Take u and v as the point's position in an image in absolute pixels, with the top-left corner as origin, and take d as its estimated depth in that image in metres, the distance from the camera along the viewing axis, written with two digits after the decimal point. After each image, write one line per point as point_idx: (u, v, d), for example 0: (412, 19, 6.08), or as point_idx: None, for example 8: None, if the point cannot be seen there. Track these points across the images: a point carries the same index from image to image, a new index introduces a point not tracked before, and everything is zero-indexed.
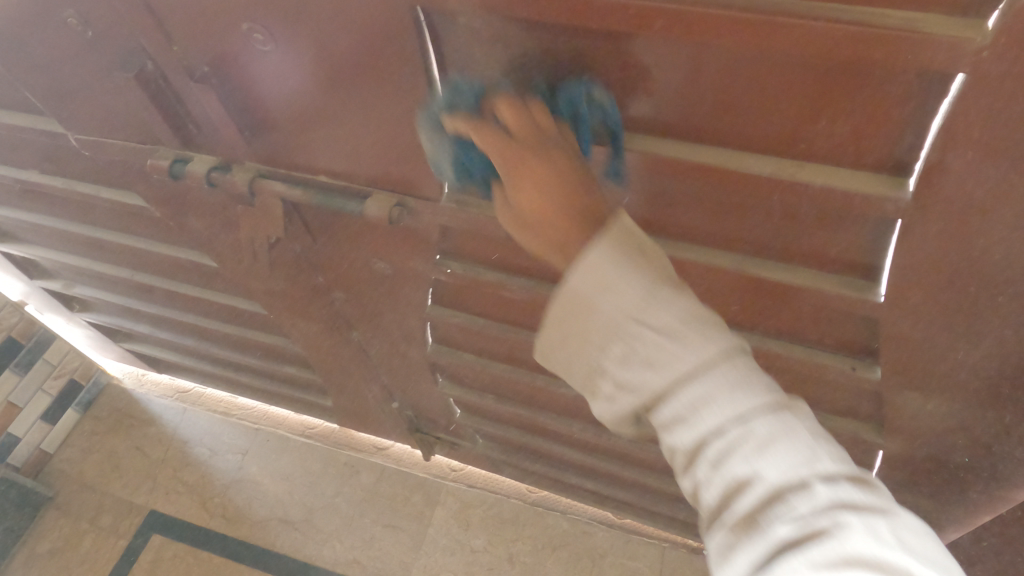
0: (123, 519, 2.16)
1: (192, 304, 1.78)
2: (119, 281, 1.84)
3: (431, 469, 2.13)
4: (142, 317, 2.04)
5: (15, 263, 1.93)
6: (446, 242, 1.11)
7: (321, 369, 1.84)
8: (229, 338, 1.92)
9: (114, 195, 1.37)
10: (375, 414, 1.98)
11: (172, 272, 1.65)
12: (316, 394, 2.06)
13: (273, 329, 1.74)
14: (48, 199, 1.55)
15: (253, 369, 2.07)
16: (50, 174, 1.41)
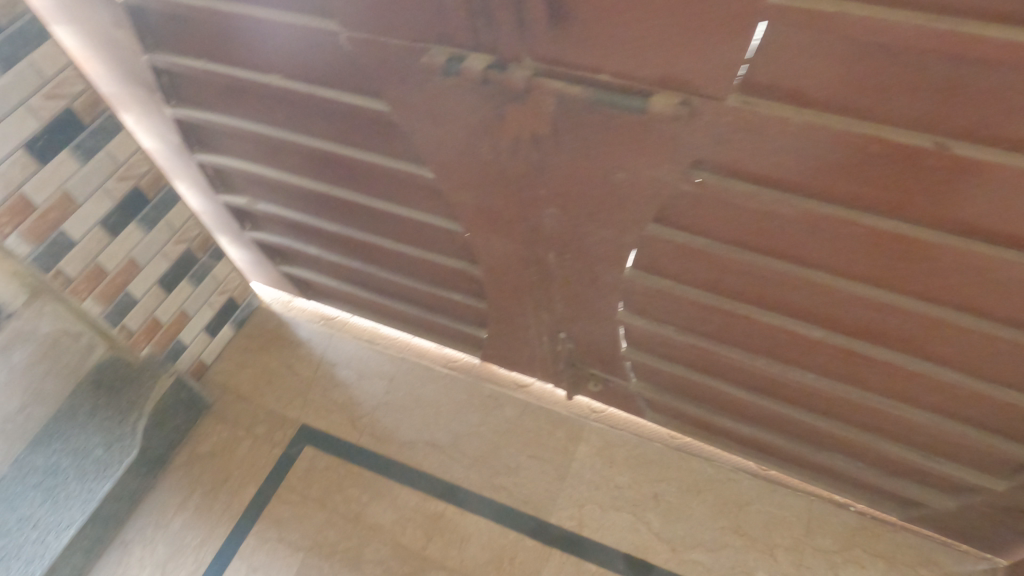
0: (277, 430, 2.28)
1: (381, 223, 1.88)
2: (310, 198, 1.94)
3: (573, 408, 2.21)
4: (316, 237, 2.15)
5: (208, 176, 2.05)
6: (710, 153, 1.15)
7: (493, 296, 1.91)
8: (402, 261, 2.02)
9: (358, 99, 1.45)
10: (533, 346, 2.06)
11: (374, 188, 1.74)
12: (477, 321, 2.14)
13: (458, 250, 1.81)
14: (272, 107, 1.64)
15: (412, 296, 2.18)
16: (293, 79, 1.51)
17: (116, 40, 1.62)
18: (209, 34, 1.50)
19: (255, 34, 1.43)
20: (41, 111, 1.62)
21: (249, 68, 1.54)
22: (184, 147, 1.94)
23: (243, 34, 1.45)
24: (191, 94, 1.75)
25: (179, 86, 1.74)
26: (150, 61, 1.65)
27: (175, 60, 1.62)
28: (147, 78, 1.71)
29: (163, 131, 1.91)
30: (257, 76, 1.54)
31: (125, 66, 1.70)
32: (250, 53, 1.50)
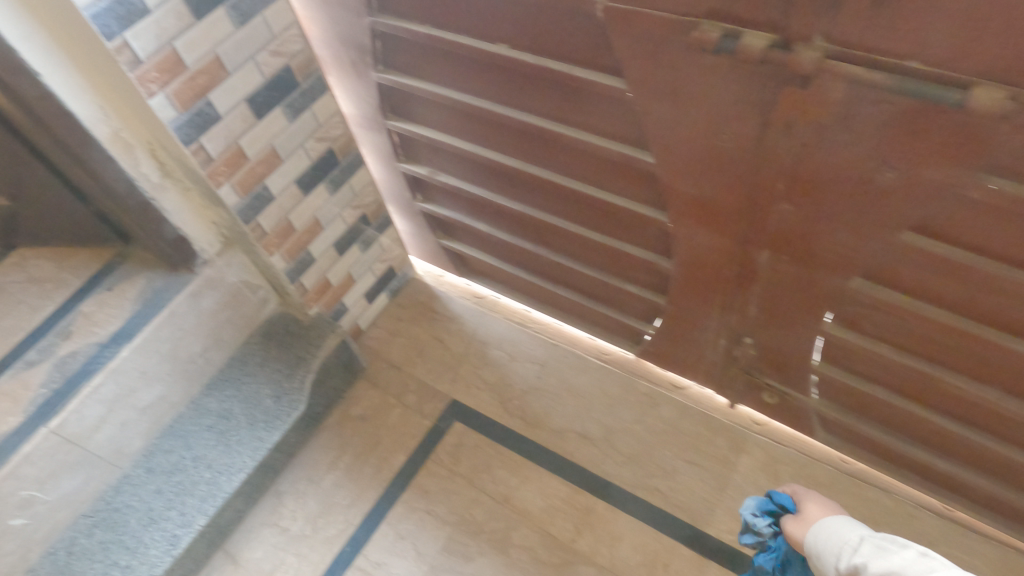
0: (427, 402, 2.29)
1: (570, 206, 1.84)
2: (497, 173, 1.92)
3: (734, 417, 2.11)
4: (489, 214, 2.13)
5: (395, 142, 2.08)
6: (1019, 159, 1.03)
7: (677, 291, 1.84)
8: (580, 246, 1.98)
9: (596, 76, 1.39)
10: (707, 347, 1.97)
11: (575, 168, 1.69)
12: (649, 313, 2.07)
13: (652, 240, 1.75)
14: (488, 78, 1.61)
15: (580, 283, 2.14)
16: (522, 49, 1.47)
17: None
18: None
19: (496, 1, 1.40)
20: (265, 67, 1.68)
21: (476, 36, 1.51)
22: (379, 111, 1.96)
23: (481, 1, 1.42)
24: (401, 59, 1.74)
25: (392, 50, 1.74)
26: (372, 23, 1.66)
27: (398, 23, 1.61)
28: (363, 40, 1.73)
29: (363, 94, 1.93)
30: (485, 44, 1.51)
31: (345, 27, 1.72)
32: (482, 21, 1.47)
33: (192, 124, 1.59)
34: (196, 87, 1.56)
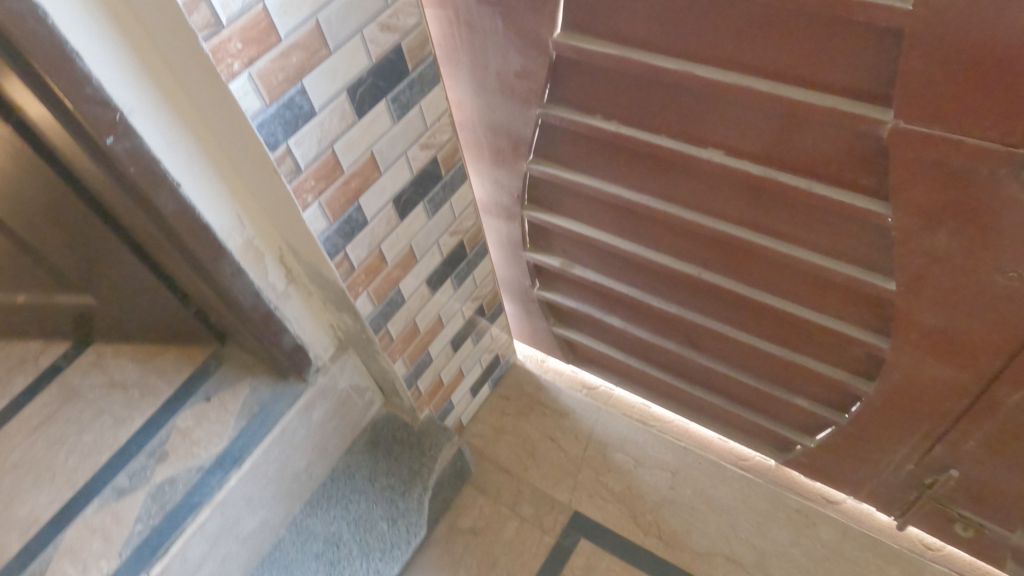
0: (547, 514, 2.04)
1: (744, 314, 1.62)
2: (655, 273, 1.70)
3: (902, 541, 1.89)
4: (628, 310, 1.90)
5: (526, 231, 1.85)
6: None
7: (870, 414, 1.61)
8: (744, 354, 1.75)
9: (850, 198, 1.18)
10: (885, 469, 1.75)
11: (768, 281, 1.47)
12: (812, 426, 1.84)
13: (851, 359, 1.53)
14: (683, 181, 1.38)
15: (728, 388, 1.92)
16: (745, 157, 1.25)
17: (512, 88, 1.42)
18: (650, 97, 1.26)
19: (728, 105, 1.18)
20: (415, 161, 1.47)
21: (682, 137, 1.30)
22: (518, 200, 1.74)
23: (706, 104, 1.20)
24: (566, 150, 1.53)
25: (555, 141, 1.52)
26: (540, 114, 1.44)
27: (577, 117, 1.39)
28: (522, 130, 1.51)
29: (504, 182, 1.71)
30: (695, 149, 1.29)
31: (503, 114, 1.50)
32: (697, 124, 1.25)
33: (340, 232, 1.36)
34: (349, 191, 1.33)
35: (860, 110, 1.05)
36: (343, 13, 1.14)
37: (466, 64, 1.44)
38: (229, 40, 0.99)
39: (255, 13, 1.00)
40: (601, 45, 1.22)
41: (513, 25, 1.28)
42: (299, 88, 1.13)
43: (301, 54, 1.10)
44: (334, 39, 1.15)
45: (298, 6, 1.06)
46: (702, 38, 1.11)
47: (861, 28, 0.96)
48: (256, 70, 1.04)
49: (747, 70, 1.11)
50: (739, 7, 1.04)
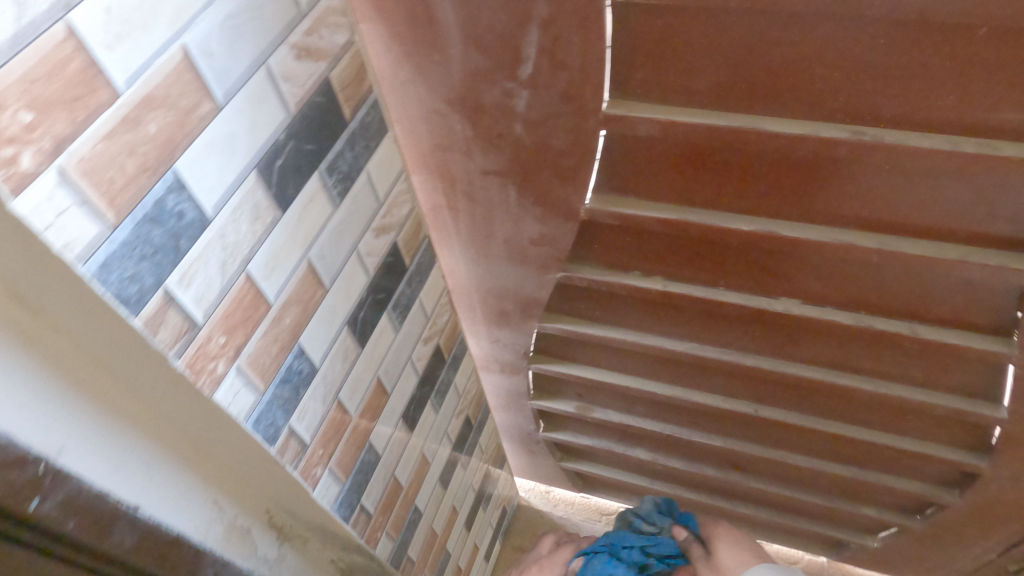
0: None
1: (803, 438, 1.45)
2: (695, 410, 1.49)
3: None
4: (658, 443, 1.68)
5: (531, 380, 1.59)
6: None
7: (953, 518, 1.48)
8: (800, 471, 1.58)
9: (965, 339, 1.02)
10: (959, 559, 1.64)
11: (840, 407, 1.31)
12: (875, 526, 1.69)
13: (936, 473, 1.39)
14: (748, 327, 1.18)
15: (775, 501, 1.74)
16: (829, 303, 1.07)
17: (525, 254, 1.16)
18: (710, 252, 1.05)
19: (815, 259, 1.00)
20: (420, 361, 1.19)
21: (749, 289, 1.10)
22: (524, 356, 1.48)
23: (785, 256, 1.01)
24: (589, 305, 1.29)
25: (579, 298, 1.28)
26: (561, 276, 1.19)
27: (611, 277, 1.16)
28: (534, 293, 1.26)
29: (506, 342, 1.45)
30: (765, 300, 1.10)
31: (510, 279, 1.24)
32: (771, 276, 1.05)
33: (355, 485, 1.05)
34: (359, 435, 1.02)
35: (992, 258, 0.88)
36: (336, 236, 0.85)
37: (462, 233, 1.17)
38: (208, 339, 0.67)
39: (238, 288, 0.70)
40: (649, 208, 1.00)
41: (533, 196, 1.03)
42: (296, 351, 0.82)
43: (295, 309, 0.80)
44: (329, 271, 0.85)
45: (287, 253, 0.76)
46: (789, 195, 0.91)
47: (1007, 181, 0.80)
48: (245, 357, 0.73)
49: (844, 224, 0.93)
50: (847, 164, 0.85)
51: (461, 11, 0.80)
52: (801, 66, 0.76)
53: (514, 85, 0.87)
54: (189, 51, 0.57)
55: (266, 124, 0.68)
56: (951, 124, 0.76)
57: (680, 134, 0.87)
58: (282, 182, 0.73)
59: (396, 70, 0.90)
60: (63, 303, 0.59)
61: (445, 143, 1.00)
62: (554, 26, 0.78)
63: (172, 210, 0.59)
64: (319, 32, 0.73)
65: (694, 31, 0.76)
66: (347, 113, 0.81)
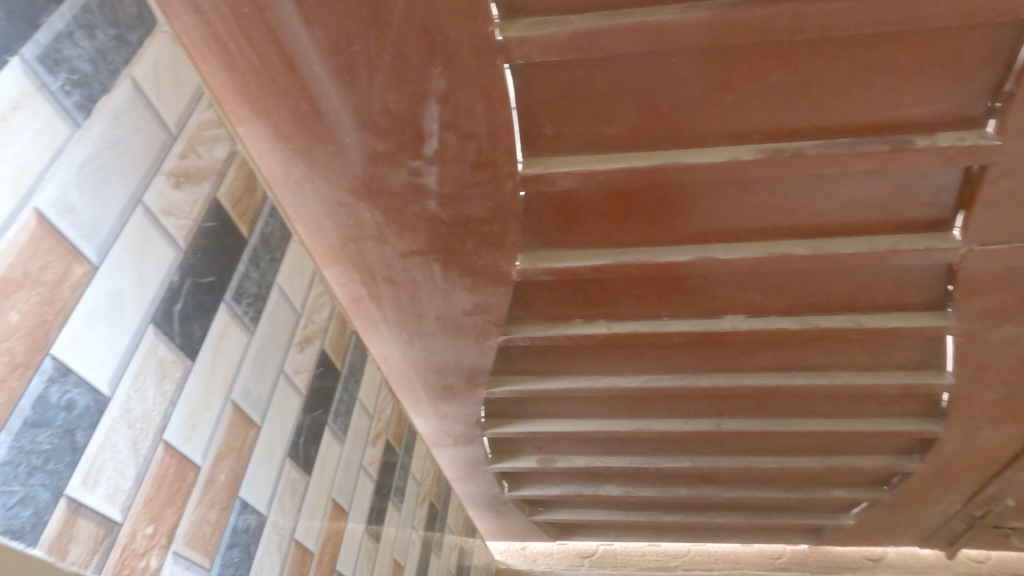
0: None
1: (767, 442, 1.44)
2: (657, 437, 1.45)
3: (959, 567, 1.91)
4: (627, 476, 1.63)
5: (487, 446, 1.51)
6: None
7: (920, 482, 1.50)
8: (769, 472, 1.57)
9: (907, 319, 1.03)
10: (930, 517, 1.68)
11: (798, 406, 1.30)
12: (847, 505, 1.70)
13: (896, 444, 1.42)
14: (699, 350, 1.16)
15: (751, 504, 1.72)
16: (773, 312, 1.06)
17: (461, 327, 1.10)
18: (648, 287, 1.02)
19: (752, 275, 0.99)
20: (372, 464, 1.09)
21: (694, 314, 1.07)
22: (477, 425, 1.40)
23: (724, 278, 1.00)
24: (535, 361, 1.24)
25: (523, 357, 1.23)
26: (502, 340, 1.13)
27: (553, 331, 1.11)
28: (476, 361, 1.19)
29: (455, 414, 1.37)
30: (711, 322, 1.07)
31: (448, 353, 1.17)
32: (713, 299, 1.04)
33: None
34: (325, 568, 0.92)
35: (920, 242, 0.89)
36: (258, 367, 0.75)
37: (389, 319, 1.09)
38: (133, 534, 0.56)
39: (157, 464, 0.59)
40: (582, 257, 0.96)
41: (460, 268, 0.97)
42: (238, 507, 0.71)
43: (228, 462, 0.70)
44: (257, 406, 0.75)
45: (207, 403, 0.66)
46: (718, 220, 0.90)
47: (921, 170, 0.81)
48: (180, 538, 0.62)
49: (776, 237, 0.92)
50: (769, 182, 0.84)
51: (349, 98, 0.73)
52: (710, 98, 0.74)
53: (420, 163, 0.81)
54: (45, 213, 0.48)
55: (155, 269, 0.59)
56: (865, 128, 0.76)
57: (601, 180, 0.83)
58: (186, 327, 0.63)
59: (289, 169, 0.83)
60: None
61: (355, 233, 0.93)
62: (453, 98, 0.72)
63: (58, 403, 0.49)
64: (195, 152, 0.65)
65: (597, 80, 0.73)
66: (243, 230, 0.73)
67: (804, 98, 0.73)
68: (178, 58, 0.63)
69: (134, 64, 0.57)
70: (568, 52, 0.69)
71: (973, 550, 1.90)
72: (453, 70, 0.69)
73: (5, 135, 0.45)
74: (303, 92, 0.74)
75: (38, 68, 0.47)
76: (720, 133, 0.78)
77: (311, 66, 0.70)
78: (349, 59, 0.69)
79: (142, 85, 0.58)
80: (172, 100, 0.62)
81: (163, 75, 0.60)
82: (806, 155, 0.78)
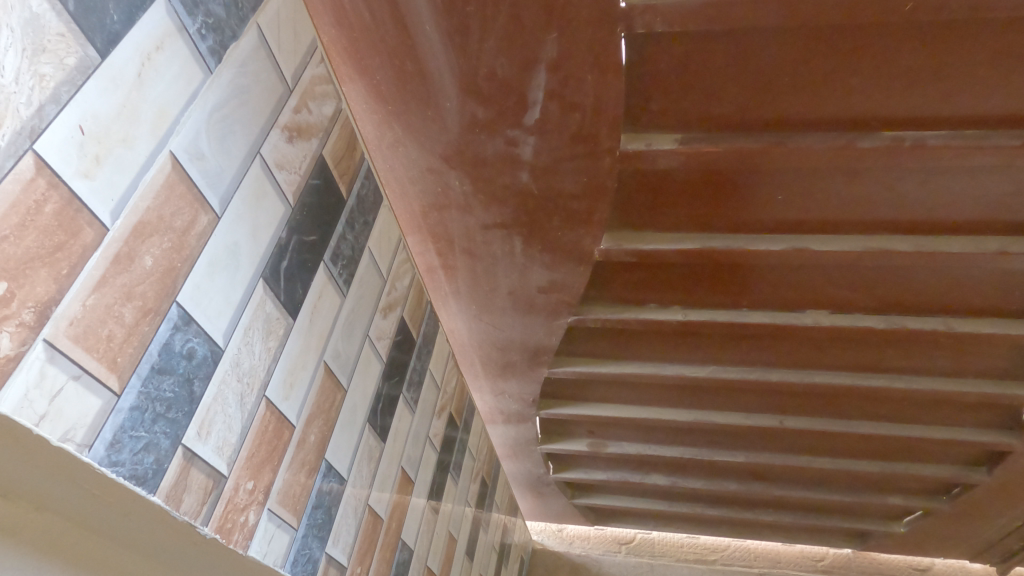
0: None
1: (828, 441, 1.40)
2: (714, 430, 1.42)
3: None
4: (675, 467, 1.61)
5: (539, 425, 1.50)
6: None
7: (982, 495, 1.45)
8: (824, 473, 1.53)
9: (1002, 326, 0.99)
10: (987, 531, 1.62)
11: (867, 408, 1.26)
12: (900, 512, 1.66)
13: (963, 455, 1.37)
14: (774, 344, 1.13)
15: (800, 503, 1.69)
16: (859, 309, 1.02)
17: (533, 304, 1.08)
18: (732, 275, 0.99)
19: (842, 270, 0.95)
20: (436, 435, 1.08)
21: (775, 306, 1.04)
22: (533, 404, 1.39)
23: (813, 271, 0.96)
24: (600, 344, 1.22)
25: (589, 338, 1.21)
26: (572, 320, 1.11)
27: (627, 315, 1.09)
28: (543, 340, 1.17)
29: (512, 392, 1.36)
30: (792, 315, 1.04)
31: (515, 331, 1.16)
32: (798, 292, 1.00)
33: None
34: (391, 536, 0.91)
35: None
36: (348, 329, 0.75)
37: (462, 291, 1.08)
38: (236, 489, 0.56)
39: (259, 420, 0.59)
40: (668, 240, 0.94)
41: (542, 244, 0.95)
42: (323, 469, 0.71)
43: (318, 423, 0.69)
44: (345, 370, 0.75)
45: (304, 362, 0.66)
46: (818, 210, 0.86)
47: None
48: (274, 496, 0.62)
49: (876, 230, 0.88)
50: (878, 174, 0.80)
51: (456, 62, 0.72)
52: (833, 81, 0.70)
53: (518, 133, 0.79)
54: (178, 157, 0.47)
55: (268, 224, 0.58)
56: (996, 120, 0.72)
57: (702, 161, 0.81)
58: (290, 285, 0.62)
59: (383, 132, 0.82)
60: (38, 481, 0.46)
61: (441, 202, 0.91)
62: (563, 67, 0.70)
63: (180, 351, 0.48)
64: (306, 107, 0.64)
65: (714, 56, 0.70)
66: (343, 191, 0.71)
67: (936, 86, 0.69)
68: (297, 9, 0.61)
69: (260, 11, 0.56)
70: (690, 22, 0.66)
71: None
72: (569, 36, 0.67)
73: (149, 74, 0.44)
74: (409, 53, 0.72)
75: (180, 8, 0.46)
76: (835, 117, 0.74)
77: (422, 25, 0.69)
78: (463, 21, 0.67)
79: (266, 34, 0.56)
80: (290, 52, 0.60)
81: (284, 26, 0.59)
82: (928, 146, 0.74)
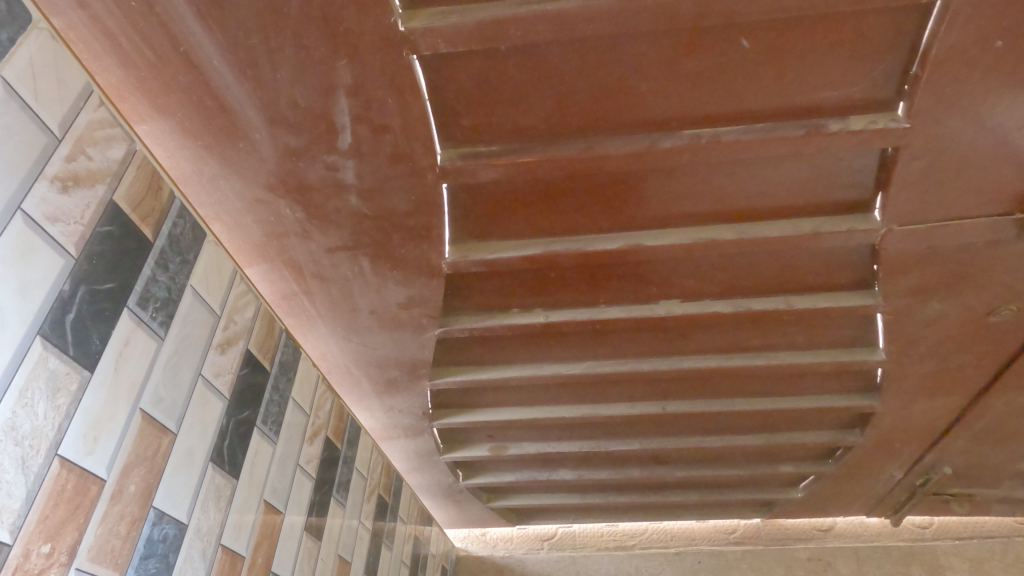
0: None
1: (713, 420, 1.45)
2: (605, 422, 1.45)
3: (904, 533, 1.96)
4: (579, 460, 1.64)
5: (437, 436, 1.50)
6: None
7: (860, 454, 1.54)
8: (717, 451, 1.58)
9: (837, 299, 1.05)
10: (875, 487, 1.72)
11: (740, 385, 1.32)
12: (795, 478, 1.73)
13: (837, 419, 1.44)
14: (637, 335, 1.16)
15: (703, 481, 1.74)
16: (707, 296, 1.06)
17: (397, 320, 1.08)
18: (583, 273, 1.02)
19: (681, 261, 0.99)
20: (310, 462, 1.07)
21: (630, 299, 1.07)
22: (424, 416, 1.39)
23: (655, 264, 1.00)
24: (476, 351, 1.23)
25: (464, 347, 1.22)
26: (440, 332, 1.12)
27: (491, 321, 1.10)
28: (417, 354, 1.18)
29: (400, 407, 1.36)
30: (647, 307, 1.08)
31: (387, 347, 1.16)
32: (648, 285, 1.04)
33: None
34: (258, 570, 0.90)
35: (843, 225, 0.90)
36: (171, 372, 0.73)
37: (324, 314, 1.07)
38: (26, 555, 0.54)
39: (53, 480, 0.57)
40: (512, 248, 0.95)
41: (389, 262, 0.96)
42: (153, 518, 0.70)
43: (139, 472, 0.68)
44: (173, 413, 0.73)
45: (112, 414, 0.64)
46: (644, 207, 0.89)
47: (837, 153, 0.81)
48: (84, 554, 0.60)
49: (703, 222, 0.92)
50: (689, 169, 0.84)
51: (254, 93, 0.71)
52: (624, 87, 0.73)
53: (336, 158, 0.79)
54: None
55: (42, 279, 0.57)
56: (780, 114, 0.76)
57: (523, 171, 0.82)
58: (82, 337, 0.61)
59: (200, 166, 0.81)
60: None
61: (278, 230, 0.90)
62: (362, 92, 0.71)
63: None
64: (84, 154, 0.62)
65: (508, 70, 0.72)
66: (147, 233, 0.70)
67: (717, 86, 0.73)
68: (58, 56, 0.60)
69: (5, 64, 0.54)
70: (474, 42, 0.67)
71: (917, 517, 1.95)
72: (359, 61, 0.68)
73: None
74: (205, 88, 0.71)
75: None
76: (635, 121, 0.77)
77: (211, 61, 0.68)
78: (250, 54, 0.67)
79: (16, 86, 0.55)
80: (54, 100, 0.59)
81: (42, 75, 0.57)
82: (724, 142, 0.77)
